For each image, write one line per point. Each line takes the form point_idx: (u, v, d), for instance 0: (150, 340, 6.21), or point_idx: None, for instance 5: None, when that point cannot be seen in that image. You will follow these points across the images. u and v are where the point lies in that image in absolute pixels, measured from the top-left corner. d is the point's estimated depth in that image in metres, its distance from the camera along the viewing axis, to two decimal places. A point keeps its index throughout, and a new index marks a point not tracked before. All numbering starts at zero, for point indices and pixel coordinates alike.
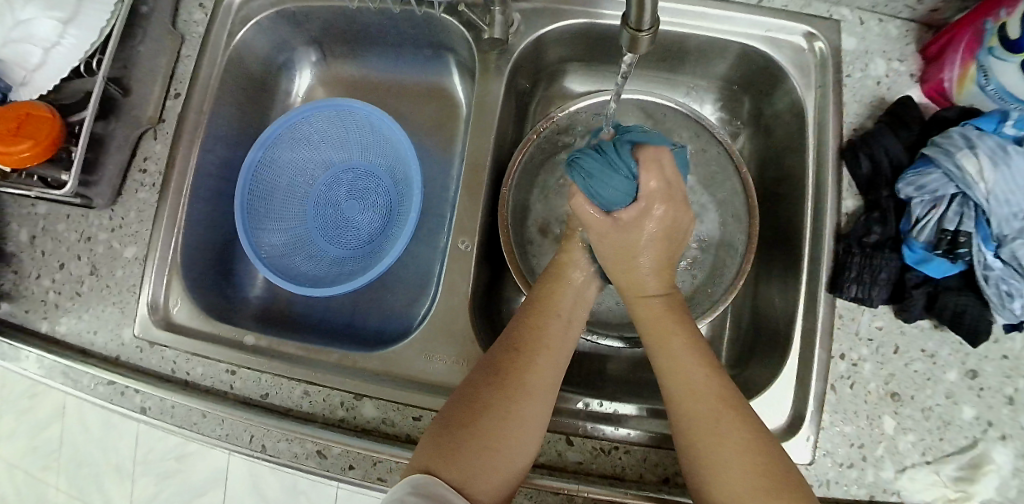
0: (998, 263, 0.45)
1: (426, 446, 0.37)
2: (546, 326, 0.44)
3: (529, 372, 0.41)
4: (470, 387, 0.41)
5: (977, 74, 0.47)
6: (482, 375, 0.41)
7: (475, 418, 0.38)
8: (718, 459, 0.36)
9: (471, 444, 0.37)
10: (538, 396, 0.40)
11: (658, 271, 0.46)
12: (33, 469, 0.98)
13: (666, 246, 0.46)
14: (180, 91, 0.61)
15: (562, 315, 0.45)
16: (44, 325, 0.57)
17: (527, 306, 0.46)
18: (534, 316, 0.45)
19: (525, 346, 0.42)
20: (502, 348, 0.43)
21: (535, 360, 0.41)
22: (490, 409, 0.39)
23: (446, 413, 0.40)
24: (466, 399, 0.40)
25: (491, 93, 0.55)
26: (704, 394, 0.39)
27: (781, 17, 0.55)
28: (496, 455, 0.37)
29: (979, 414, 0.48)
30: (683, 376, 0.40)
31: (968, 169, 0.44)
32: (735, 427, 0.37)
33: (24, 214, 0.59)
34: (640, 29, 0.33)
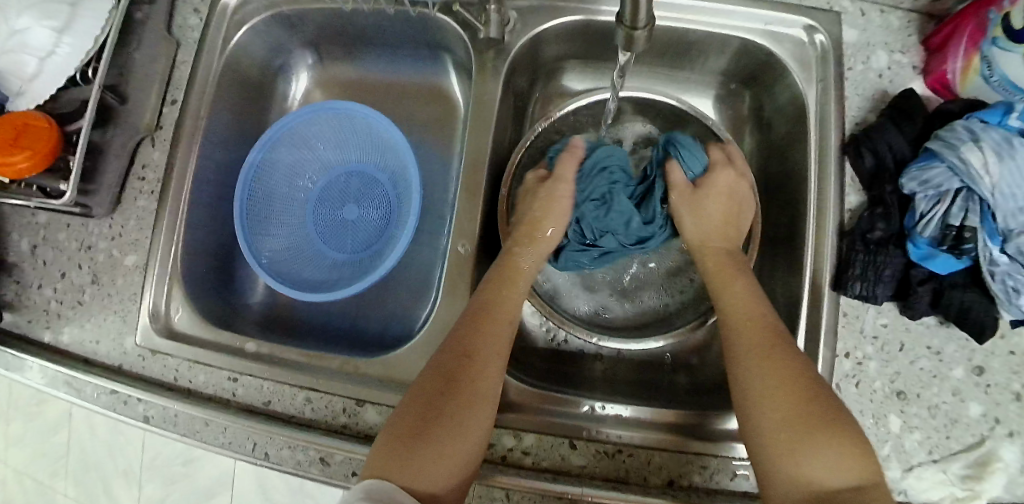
0: (1004, 259, 0.44)
1: (378, 454, 0.37)
2: (492, 329, 0.44)
3: (477, 377, 0.41)
4: (420, 393, 0.40)
5: (980, 65, 0.47)
6: (431, 382, 0.41)
7: (427, 419, 0.38)
8: (770, 381, 0.39)
9: (422, 447, 0.37)
10: (485, 400, 0.40)
11: (723, 227, 0.52)
12: (42, 475, 0.98)
13: (737, 206, 0.53)
14: (176, 98, 0.60)
15: (509, 315, 0.46)
16: (47, 335, 0.57)
17: (472, 309, 0.46)
18: (482, 318, 0.44)
19: (472, 349, 0.42)
20: (450, 353, 0.42)
21: (483, 360, 0.42)
22: (440, 413, 0.39)
23: (399, 417, 0.39)
24: (416, 407, 0.39)
25: (488, 93, 0.54)
26: (759, 326, 0.43)
27: (781, 10, 0.54)
28: (446, 458, 0.37)
29: (986, 411, 0.48)
30: (741, 314, 0.45)
31: (972, 162, 0.44)
32: (790, 356, 0.40)
33: (25, 224, 0.59)
34: (635, 26, 0.33)
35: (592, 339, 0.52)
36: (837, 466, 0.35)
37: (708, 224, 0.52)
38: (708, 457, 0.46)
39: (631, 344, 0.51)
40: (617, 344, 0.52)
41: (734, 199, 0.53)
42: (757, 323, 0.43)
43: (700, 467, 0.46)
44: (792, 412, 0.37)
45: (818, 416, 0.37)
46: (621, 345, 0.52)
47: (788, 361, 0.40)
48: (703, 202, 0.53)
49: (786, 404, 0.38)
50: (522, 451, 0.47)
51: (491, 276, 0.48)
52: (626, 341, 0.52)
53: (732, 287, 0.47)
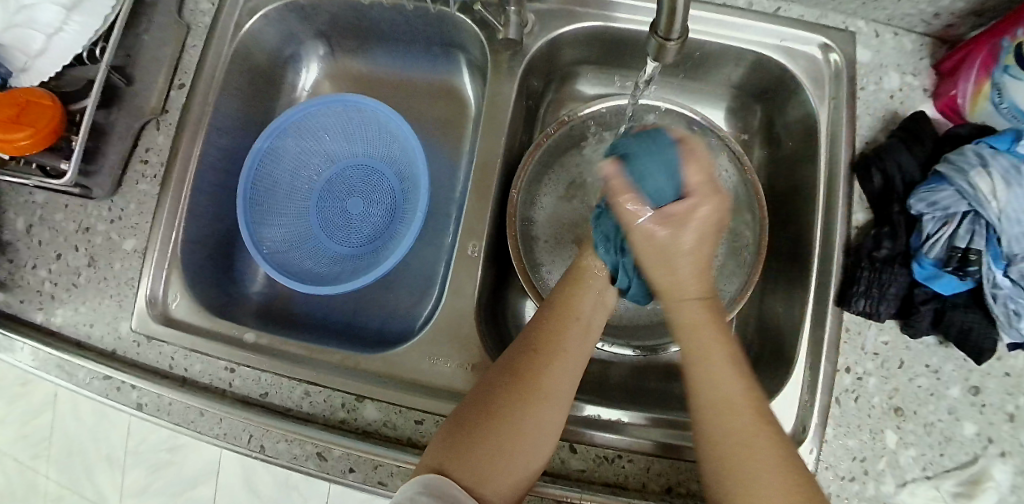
0: (1007, 282, 0.45)
1: (437, 444, 0.37)
2: (568, 327, 0.43)
3: (547, 376, 0.40)
4: (487, 386, 0.41)
5: (990, 91, 0.47)
6: (498, 375, 0.41)
7: (488, 416, 0.38)
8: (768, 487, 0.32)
9: (486, 446, 0.37)
10: (552, 397, 0.40)
11: (698, 270, 0.39)
12: (23, 457, 0.96)
13: (715, 234, 0.40)
14: (185, 82, 0.59)
15: (582, 320, 0.44)
16: (40, 316, 0.55)
17: (546, 307, 0.45)
18: (554, 317, 0.44)
19: (546, 355, 0.41)
20: (519, 348, 0.42)
21: (551, 366, 0.41)
22: (502, 409, 0.39)
23: (462, 411, 0.40)
24: (479, 402, 0.39)
25: (502, 93, 0.54)
26: (738, 404, 0.35)
27: (797, 27, 0.55)
28: (513, 458, 0.38)
29: (980, 431, 0.48)
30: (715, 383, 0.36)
31: (982, 188, 0.44)
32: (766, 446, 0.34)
33: (22, 202, 0.58)
34: (668, 38, 0.33)
35: None
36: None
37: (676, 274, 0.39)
38: None
39: None
40: None
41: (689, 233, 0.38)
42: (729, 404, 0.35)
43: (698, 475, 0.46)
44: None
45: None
46: None
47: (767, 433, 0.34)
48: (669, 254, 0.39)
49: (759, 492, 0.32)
50: None
51: (565, 278, 0.48)
52: None
53: (705, 358, 0.37)
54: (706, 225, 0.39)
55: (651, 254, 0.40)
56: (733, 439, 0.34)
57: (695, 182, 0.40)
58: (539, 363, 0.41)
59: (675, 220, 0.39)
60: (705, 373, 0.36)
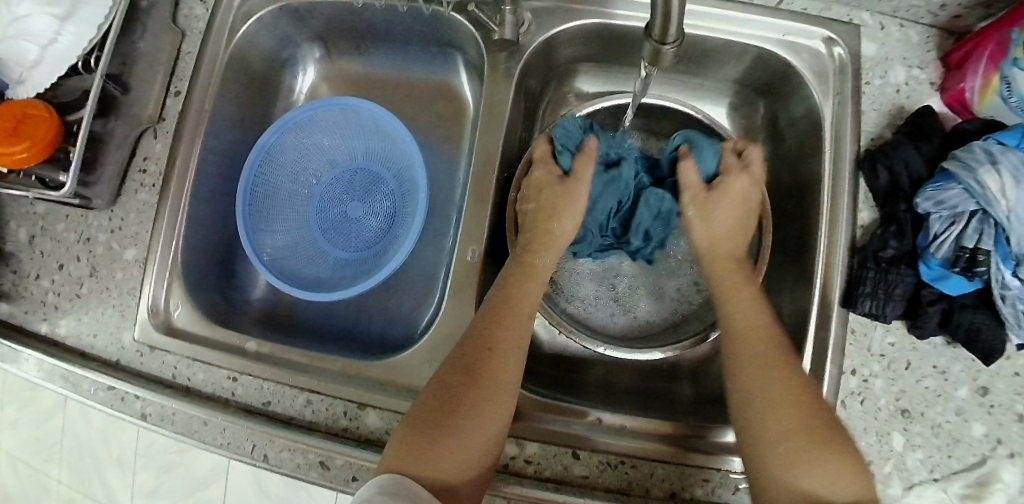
0: (1016, 282, 0.44)
1: (395, 448, 0.38)
2: (513, 324, 0.44)
3: (495, 368, 0.41)
4: (441, 386, 0.41)
5: (999, 85, 0.46)
6: (451, 376, 0.41)
7: (444, 413, 0.39)
8: (782, 409, 0.38)
9: (445, 441, 0.38)
10: (504, 394, 0.41)
11: (734, 234, 0.50)
12: (36, 461, 0.98)
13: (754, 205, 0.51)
14: (181, 89, 0.59)
15: (526, 311, 0.46)
16: (44, 327, 0.56)
17: (493, 303, 0.45)
18: (501, 313, 0.44)
19: (493, 347, 0.42)
20: (470, 347, 0.43)
21: (500, 359, 0.42)
22: (458, 409, 0.39)
23: (419, 410, 0.40)
24: (436, 404, 0.40)
25: (499, 95, 0.53)
26: (763, 337, 0.43)
27: (800, 21, 0.53)
28: (470, 449, 0.38)
29: (988, 432, 0.47)
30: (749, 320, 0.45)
31: (990, 186, 0.43)
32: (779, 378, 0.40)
33: (23, 213, 0.58)
34: (664, 41, 0.32)
35: (598, 348, 0.51)
36: (837, 486, 0.35)
37: (715, 229, 0.51)
38: (711, 470, 0.46)
39: (639, 354, 0.51)
40: (625, 355, 0.51)
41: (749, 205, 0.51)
42: (759, 335, 0.43)
43: (702, 480, 0.46)
44: (801, 433, 0.37)
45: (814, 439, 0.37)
46: (628, 356, 0.51)
47: (789, 370, 0.41)
48: (712, 209, 0.51)
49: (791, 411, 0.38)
50: (525, 460, 0.46)
51: (509, 271, 0.48)
52: (632, 352, 0.51)
53: (744, 302, 0.46)
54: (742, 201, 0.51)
55: (697, 223, 0.51)
56: (763, 367, 0.41)
57: (729, 161, 0.52)
58: (489, 357, 0.42)
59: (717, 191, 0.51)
60: (744, 310, 0.45)
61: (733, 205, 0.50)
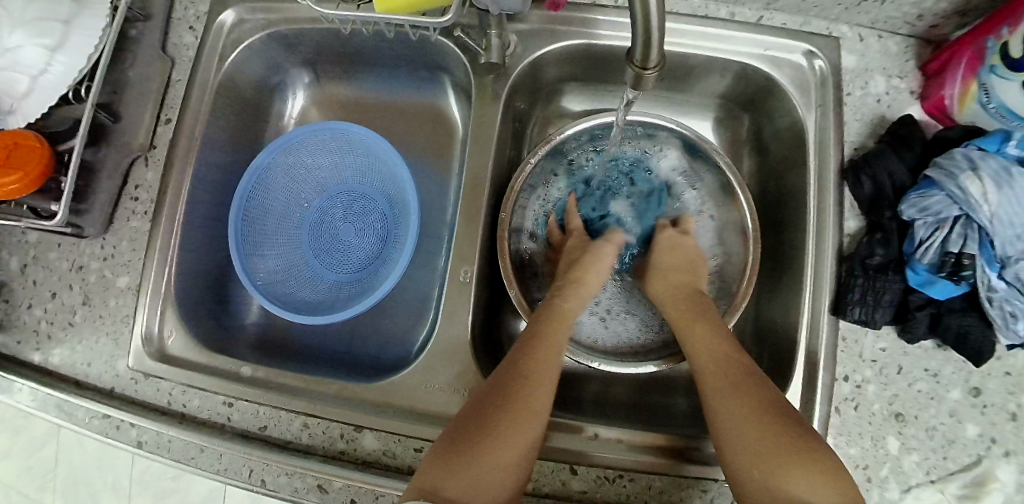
0: (1002, 284, 0.44)
1: (426, 469, 0.38)
2: (541, 355, 0.45)
3: (527, 394, 0.42)
4: (474, 409, 0.41)
5: (978, 91, 0.47)
6: (482, 400, 0.42)
7: (475, 435, 0.39)
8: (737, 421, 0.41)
9: (475, 462, 0.38)
10: (534, 419, 0.41)
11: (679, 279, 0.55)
12: (29, 491, 0.96)
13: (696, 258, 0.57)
14: (171, 117, 0.59)
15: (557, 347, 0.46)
16: (37, 357, 0.55)
17: (525, 336, 0.47)
18: (533, 348, 0.45)
19: (523, 375, 0.43)
20: (503, 373, 0.44)
21: (531, 385, 0.42)
22: (490, 430, 0.39)
23: (449, 435, 0.40)
24: (467, 426, 0.40)
25: (487, 115, 0.54)
26: (726, 362, 0.45)
27: (780, 35, 0.54)
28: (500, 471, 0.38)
29: (983, 432, 0.48)
30: (703, 345, 0.47)
31: (972, 191, 0.44)
32: (739, 401, 0.42)
33: (15, 243, 0.58)
34: (646, 66, 0.33)
35: (593, 363, 0.52)
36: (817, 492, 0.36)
37: (668, 281, 0.55)
38: (708, 481, 0.46)
39: (634, 369, 0.51)
40: (620, 369, 0.51)
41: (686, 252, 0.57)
42: (716, 364, 0.45)
43: (700, 491, 0.46)
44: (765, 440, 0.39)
45: (791, 442, 0.38)
46: (624, 370, 0.51)
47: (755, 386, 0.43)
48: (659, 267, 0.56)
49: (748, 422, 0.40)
50: None
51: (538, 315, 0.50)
52: (628, 366, 0.51)
53: (697, 332, 0.49)
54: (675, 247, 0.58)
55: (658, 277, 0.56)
56: (722, 381, 0.44)
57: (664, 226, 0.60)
58: (521, 384, 0.42)
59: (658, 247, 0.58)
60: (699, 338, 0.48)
61: (670, 254, 0.57)
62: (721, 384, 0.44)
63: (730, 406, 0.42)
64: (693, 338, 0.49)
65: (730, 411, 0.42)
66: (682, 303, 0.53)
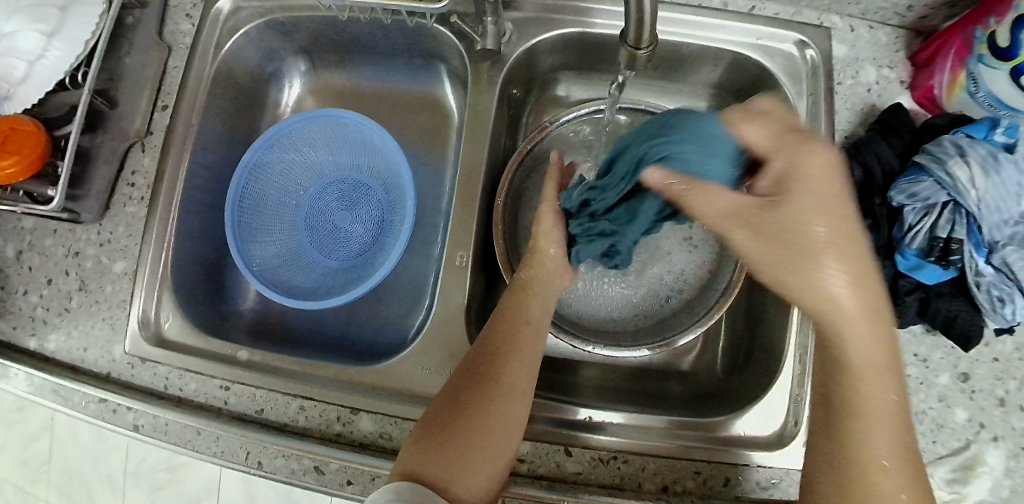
0: (989, 269, 0.45)
1: (409, 453, 0.39)
2: (520, 335, 0.45)
3: (506, 374, 0.42)
4: (453, 391, 0.42)
5: (965, 81, 0.47)
6: (458, 382, 0.43)
7: (455, 416, 0.40)
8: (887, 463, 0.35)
9: (458, 446, 0.39)
10: (511, 395, 0.42)
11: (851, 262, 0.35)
12: (22, 484, 0.96)
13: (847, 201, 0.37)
14: (168, 103, 0.59)
15: (534, 324, 0.46)
16: (32, 343, 0.55)
17: (498, 314, 0.47)
18: (511, 327, 0.45)
19: (503, 357, 0.43)
20: (476, 354, 0.44)
21: (509, 365, 0.43)
22: (467, 415, 0.40)
23: (431, 415, 0.41)
24: (445, 408, 0.41)
25: (483, 102, 0.55)
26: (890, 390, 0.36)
27: (772, 25, 0.55)
28: (483, 453, 0.39)
29: (971, 417, 0.48)
30: (869, 351, 0.36)
31: (960, 176, 0.45)
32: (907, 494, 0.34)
33: (10, 229, 0.58)
34: (638, 46, 0.34)
35: (586, 347, 0.52)
36: None
37: (838, 257, 0.35)
38: (702, 463, 0.47)
39: (626, 352, 0.51)
40: (613, 352, 0.51)
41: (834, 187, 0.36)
42: (885, 399, 0.36)
43: (693, 473, 0.46)
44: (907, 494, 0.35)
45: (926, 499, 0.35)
46: (617, 353, 0.51)
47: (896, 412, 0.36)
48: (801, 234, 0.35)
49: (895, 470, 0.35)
50: (518, 459, 0.47)
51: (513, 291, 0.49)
52: (621, 349, 0.51)
53: (864, 338, 0.35)
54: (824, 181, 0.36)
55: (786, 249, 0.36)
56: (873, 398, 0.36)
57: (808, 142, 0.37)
58: (498, 363, 0.43)
59: (777, 194, 0.37)
60: (866, 344, 0.35)
61: (820, 204, 0.36)
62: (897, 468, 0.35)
63: (887, 443, 0.36)
64: (858, 346, 0.36)
65: (872, 452, 0.35)
66: (852, 313, 0.35)
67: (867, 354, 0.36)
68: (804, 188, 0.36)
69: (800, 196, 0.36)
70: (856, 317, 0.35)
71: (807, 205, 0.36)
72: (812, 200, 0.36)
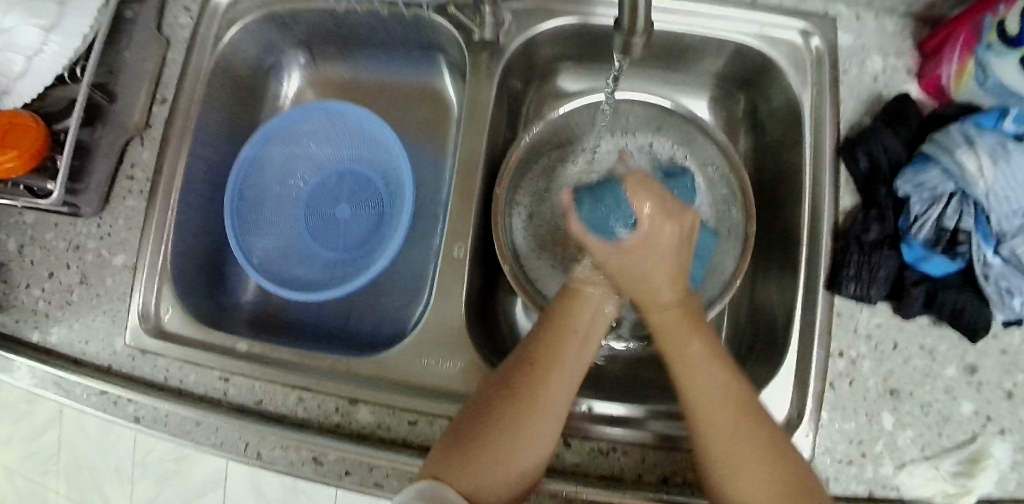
0: (998, 260, 0.44)
1: (435, 458, 0.37)
2: (566, 340, 0.41)
3: (547, 384, 0.39)
4: (486, 397, 0.40)
5: (974, 70, 0.46)
6: (494, 388, 0.40)
7: (487, 423, 0.38)
8: (748, 476, 0.35)
9: (486, 456, 0.36)
10: (551, 406, 0.39)
11: (671, 282, 0.38)
12: (31, 476, 0.97)
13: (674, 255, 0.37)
14: (167, 97, 0.59)
15: (584, 329, 0.42)
16: (35, 335, 0.56)
17: (546, 317, 0.43)
18: (558, 330, 0.41)
19: (545, 365, 0.40)
20: (515, 361, 0.41)
21: (551, 374, 0.39)
22: (502, 422, 0.38)
23: (461, 422, 0.39)
24: (477, 414, 0.39)
25: (482, 93, 0.54)
26: (721, 398, 0.37)
27: (775, 14, 0.54)
28: (512, 464, 0.36)
29: (978, 410, 0.48)
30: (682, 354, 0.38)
31: (968, 166, 0.43)
32: (775, 477, 0.35)
33: (12, 223, 0.58)
34: (632, 33, 0.33)
35: None
36: None
37: (647, 284, 0.38)
38: None
39: None
40: None
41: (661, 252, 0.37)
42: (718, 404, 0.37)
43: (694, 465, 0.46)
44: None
45: None
46: None
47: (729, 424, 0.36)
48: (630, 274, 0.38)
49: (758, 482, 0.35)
50: None
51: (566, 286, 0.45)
52: None
53: (688, 361, 0.38)
54: (662, 251, 0.36)
55: (620, 279, 0.39)
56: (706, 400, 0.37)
57: (644, 213, 0.36)
58: (539, 371, 0.40)
59: (628, 252, 0.37)
60: (691, 372, 0.37)
61: (653, 257, 0.37)
62: (759, 464, 0.35)
63: (725, 444, 0.36)
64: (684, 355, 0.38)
65: (732, 451, 0.36)
66: (673, 315, 0.38)
67: (697, 382, 0.37)
68: (643, 253, 0.37)
69: (637, 259, 0.37)
70: (663, 321, 0.38)
71: (635, 265, 0.37)
72: (654, 261, 0.37)
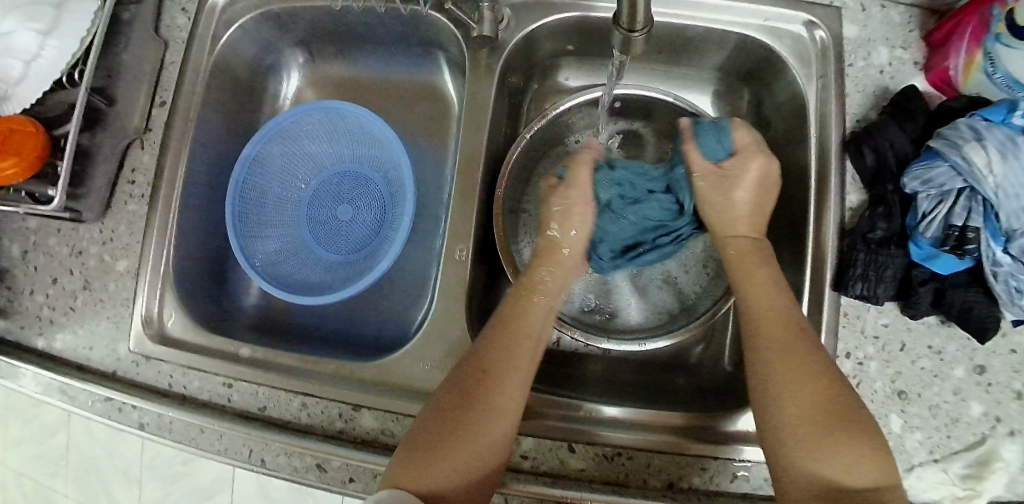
0: (1007, 259, 0.43)
1: (398, 464, 0.38)
2: (515, 343, 0.43)
3: (499, 386, 0.40)
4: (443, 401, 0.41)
5: (983, 61, 0.45)
6: (449, 392, 0.41)
7: (445, 427, 0.39)
8: (791, 395, 0.38)
9: (445, 458, 0.37)
10: (505, 408, 0.40)
11: (753, 217, 0.49)
12: (42, 477, 0.98)
13: (763, 195, 0.49)
14: (166, 99, 0.59)
15: (531, 333, 0.44)
16: (40, 342, 0.56)
17: (496, 322, 0.45)
18: (506, 334, 0.43)
19: (497, 367, 0.41)
20: (468, 366, 0.42)
21: (502, 376, 0.41)
22: (460, 425, 0.39)
23: (421, 426, 0.40)
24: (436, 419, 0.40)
25: (482, 91, 0.53)
26: (778, 320, 0.42)
27: (780, 6, 0.53)
28: (472, 465, 0.38)
29: (987, 411, 0.47)
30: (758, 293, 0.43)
31: (976, 161, 0.43)
32: (823, 398, 0.37)
33: (15, 229, 0.58)
34: (632, 28, 0.33)
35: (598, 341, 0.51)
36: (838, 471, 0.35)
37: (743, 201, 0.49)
38: (707, 459, 0.46)
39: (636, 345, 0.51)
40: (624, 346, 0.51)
41: (768, 188, 0.49)
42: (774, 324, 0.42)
43: (699, 469, 0.46)
44: (811, 419, 0.37)
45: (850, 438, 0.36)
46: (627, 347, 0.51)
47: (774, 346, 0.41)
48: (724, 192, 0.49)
49: (804, 398, 0.38)
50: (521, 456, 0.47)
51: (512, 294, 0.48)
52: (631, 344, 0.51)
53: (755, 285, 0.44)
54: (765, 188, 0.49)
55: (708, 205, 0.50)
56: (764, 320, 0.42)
57: (745, 142, 0.50)
58: (492, 375, 0.41)
59: (732, 171, 0.49)
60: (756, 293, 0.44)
61: (752, 184, 0.49)
62: (810, 383, 0.38)
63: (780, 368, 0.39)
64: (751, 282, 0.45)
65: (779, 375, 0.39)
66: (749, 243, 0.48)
67: (757, 302, 0.43)
68: (741, 179, 0.49)
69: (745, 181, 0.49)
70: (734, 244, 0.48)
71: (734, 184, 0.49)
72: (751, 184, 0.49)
